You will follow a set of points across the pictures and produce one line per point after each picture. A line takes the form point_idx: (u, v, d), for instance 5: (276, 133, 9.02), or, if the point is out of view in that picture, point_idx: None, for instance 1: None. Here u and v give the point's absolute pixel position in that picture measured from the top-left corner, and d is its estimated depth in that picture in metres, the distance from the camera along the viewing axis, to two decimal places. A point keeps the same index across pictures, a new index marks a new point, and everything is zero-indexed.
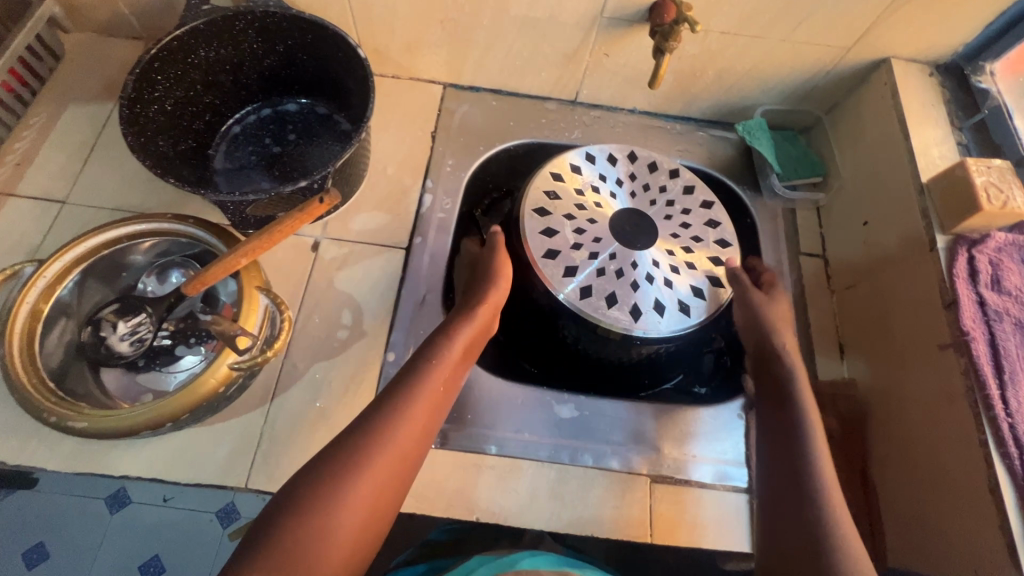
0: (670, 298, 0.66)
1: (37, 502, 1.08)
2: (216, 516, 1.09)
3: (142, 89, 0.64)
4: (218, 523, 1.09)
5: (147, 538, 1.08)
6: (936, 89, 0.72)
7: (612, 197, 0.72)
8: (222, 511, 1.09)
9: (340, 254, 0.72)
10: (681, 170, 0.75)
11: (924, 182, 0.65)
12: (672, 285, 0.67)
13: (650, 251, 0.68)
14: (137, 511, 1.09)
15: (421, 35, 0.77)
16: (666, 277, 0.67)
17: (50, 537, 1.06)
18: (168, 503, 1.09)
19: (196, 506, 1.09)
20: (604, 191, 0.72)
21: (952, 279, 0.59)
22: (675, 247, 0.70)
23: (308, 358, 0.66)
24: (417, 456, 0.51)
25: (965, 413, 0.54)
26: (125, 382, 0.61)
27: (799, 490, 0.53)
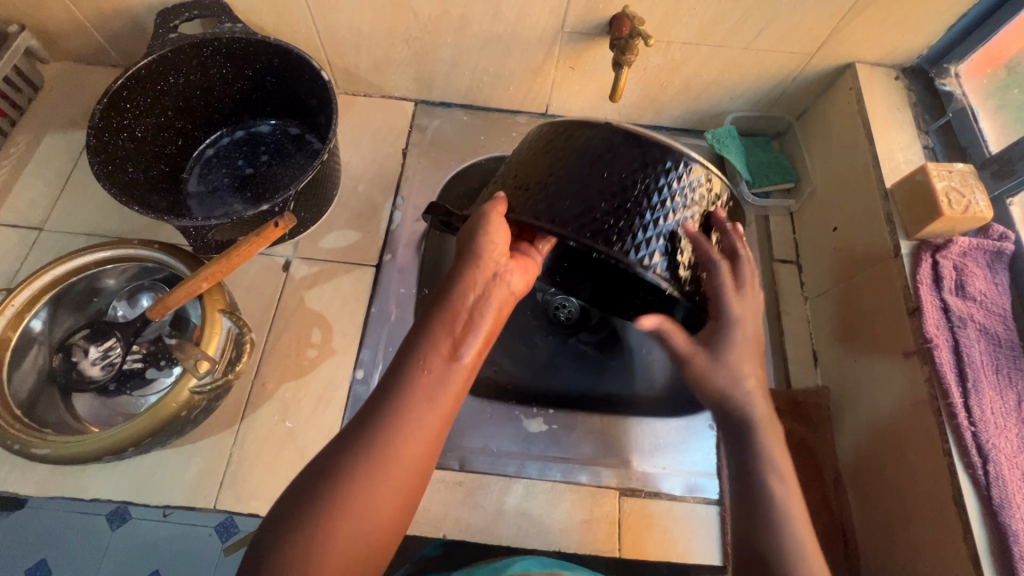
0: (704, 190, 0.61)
1: (34, 522, 1.07)
2: (215, 530, 1.08)
3: (110, 118, 0.65)
4: (217, 537, 1.08)
5: (145, 554, 1.07)
6: (902, 92, 0.71)
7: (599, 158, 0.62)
8: (221, 526, 1.09)
9: (310, 273, 0.73)
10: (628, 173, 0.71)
11: (888, 187, 0.64)
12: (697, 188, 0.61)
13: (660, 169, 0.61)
14: (136, 526, 1.09)
15: (387, 54, 0.78)
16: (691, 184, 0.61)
17: (50, 553, 1.07)
18: (168, 517, 1.09)
19: (196, 520, 1.08)
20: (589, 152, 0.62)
21: (916, 286, 0.58)
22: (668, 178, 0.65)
23: (277, 378, 0.67)
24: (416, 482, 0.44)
25: (930, 423, 0.54)
26: (96, 406, 0.61)
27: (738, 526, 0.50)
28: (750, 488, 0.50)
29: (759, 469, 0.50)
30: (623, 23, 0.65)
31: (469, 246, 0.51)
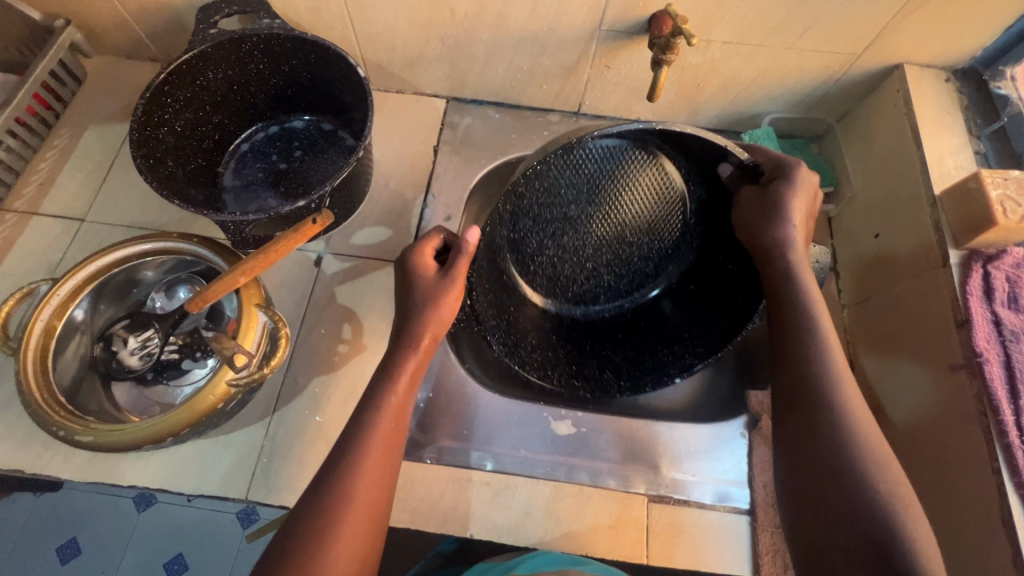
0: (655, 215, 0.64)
1: (65, 502, 1.11)
2: (236, 516, 1.10)
3: (152, 112, 0.66)
4: (238, 523, 1.10)
5: (169, 537, 1.10)
6: (952, 95, 0.69)
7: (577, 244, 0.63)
8: (242, 512, 1.11)
9: (341, 269, 0.74)
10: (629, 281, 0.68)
11: (937, 194, 0.62)
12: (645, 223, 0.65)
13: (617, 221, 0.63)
14: (162, 509, 1.12)
15: (422, 51, 0.78)
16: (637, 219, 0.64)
17: (80, 533, 1.10)
18: (191, 503, 1.10)
19: (218, 505, 1.10)
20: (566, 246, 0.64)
21: (965, 298, 0.56)
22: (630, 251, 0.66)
23: (308, 372, 0.67)
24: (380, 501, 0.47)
25: (977, 439, 0.52)
26: (133, 395, 0.63)
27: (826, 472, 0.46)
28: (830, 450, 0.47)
29: (825, 410, 0.48)
30: (665, 23, 0.66)
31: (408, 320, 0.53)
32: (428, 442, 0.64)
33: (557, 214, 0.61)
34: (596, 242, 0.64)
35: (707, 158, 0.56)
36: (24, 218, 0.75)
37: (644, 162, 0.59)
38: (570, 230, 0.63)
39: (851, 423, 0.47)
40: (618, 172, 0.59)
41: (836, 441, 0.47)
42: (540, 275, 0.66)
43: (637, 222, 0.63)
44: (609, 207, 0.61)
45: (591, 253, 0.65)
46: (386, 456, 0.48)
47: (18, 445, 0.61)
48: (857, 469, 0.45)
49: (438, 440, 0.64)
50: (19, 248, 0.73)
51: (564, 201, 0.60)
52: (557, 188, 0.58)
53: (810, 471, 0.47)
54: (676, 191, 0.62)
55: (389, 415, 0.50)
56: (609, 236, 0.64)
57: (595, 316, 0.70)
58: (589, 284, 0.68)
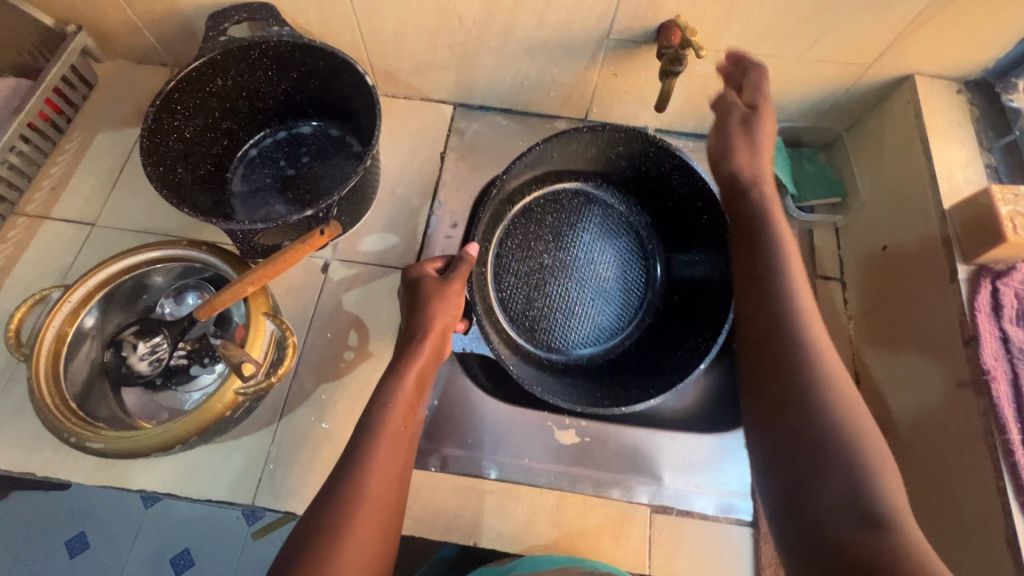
0: (618, 264, 0.74)
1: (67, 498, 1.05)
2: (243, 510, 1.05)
3: (162, 119, 0.67)
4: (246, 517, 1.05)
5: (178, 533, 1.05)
6: (964, 107, 0.68)
7: (562, 287, 0.73)
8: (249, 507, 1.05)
9: (348, 275, 0.74)
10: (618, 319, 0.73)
11: (946, 208, 0.61)
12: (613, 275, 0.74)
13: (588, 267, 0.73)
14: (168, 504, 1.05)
15: (430, 57, 0.78)
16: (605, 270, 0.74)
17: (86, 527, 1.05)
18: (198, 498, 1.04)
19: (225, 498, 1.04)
20: (550, 291, 0.73)
21: (974, 314, 0.56)
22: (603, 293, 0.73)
23: (314, 379, 0.68)
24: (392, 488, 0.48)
25: (984, 458, 0.52)
26: (144, 401, 0.65)
27: (801, 445, 0.44)
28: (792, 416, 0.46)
29: (787, 333, 0.50)
30: (673, 33, 0.65)
31: (420, 320, 0.56)
32: (433, 450, 0.65)
33: (531, 263, 0.73)
34: (581, 282, 0.73)
35: (648, 179, 0.72)
36: (36, 222, 0.76)
37: (585, 204, 0.75)
38: (556, 275, 0.73)
39: (816, 344, 0.49)
40: (581, 214, 0.75)
41: (798, 360, 0.48)
42: (539, 326, 0.72)
43: (611, 258, 0.74)
44: (582, 247, 0.74)
45: (580, 296, 0.73)
46: (395, 448, 0.50)
47: (30, 449, 0.62)
48: (811, 386, 0.46)
49: (442, 448, 0.65)
50: (31, 253, 0.74)
51: (544, 245, 0.73)
52: (534, 235, 0.74)
53: (777, 390, 0.48)
54: (633, 227, 0.76)
55: (400, 409, 0.52)
56: (591, 276, 0.73)
57: (602, 354, 0.72)
58: (589, 329, 0.73)
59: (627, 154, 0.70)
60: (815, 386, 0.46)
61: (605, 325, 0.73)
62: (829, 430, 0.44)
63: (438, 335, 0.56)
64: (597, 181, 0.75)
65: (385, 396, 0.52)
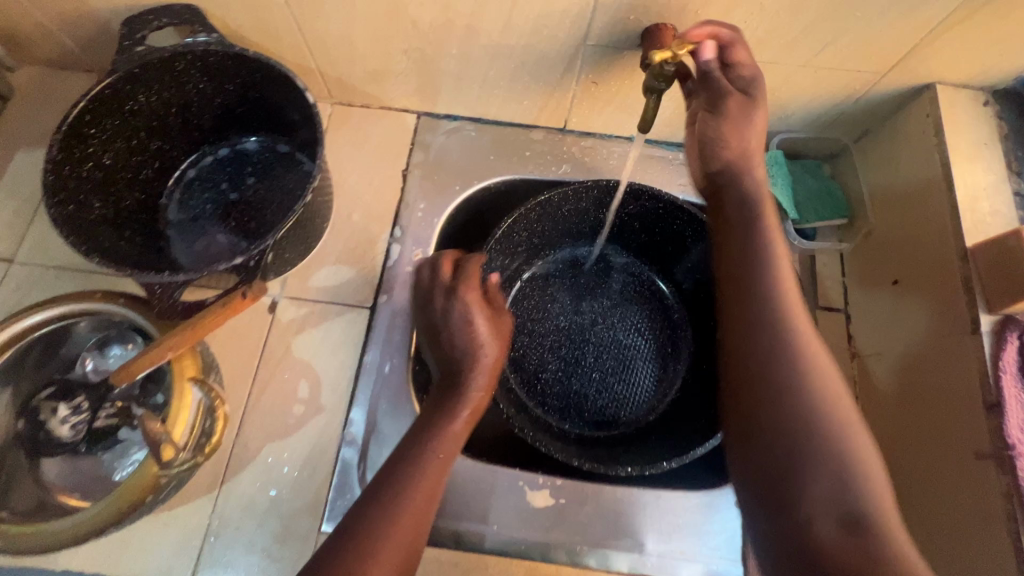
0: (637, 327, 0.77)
1: None
2: None
3: (72, 147, 0.58)
4: None
5: None
6: (991, 123, 0.59)
7: (580, 351, 0.75)
8: None
9: (298, 316, 0.67)
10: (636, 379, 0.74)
11: (968, 247, 0.54)
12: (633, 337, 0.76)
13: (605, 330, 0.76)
14: None
15: (385, 64, 0.69)
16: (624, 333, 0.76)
17: None
18: None
19: None
20: (568, 355, 0.75)
21: (997, 374, 0.49)
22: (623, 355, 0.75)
23: (260, 439, 0.61)
24: (421, 529, 0.48)
25: (1004, 543, 0.46)
26: (67, 471, 0.57)
27: (782, 446, 0.44)
28: (798, 423, 0.44)
29: (771, 337, 0.48)
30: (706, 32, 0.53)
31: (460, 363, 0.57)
32: None
33: (551, 328, 0.76)
34: (596, 349, 0.75)
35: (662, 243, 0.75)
36: None
37: (601, 272, 0.79)
38: (569, 341, 0.75)
39: (796, 347, 0.47)
40: (596, 282, 0.78)
41: (759, 370, 0.47)
42: (551, 392, 0.74)
43: (628, 326, 0.76)
44: (599, 314, 0.77)
45: (600, 360, 0.75)
46: (426, 496, 0.49)
47: None
48: (787, 400, 0.45)
49: None
50: None
51: (560, 312, 0.77)
52: (546, 302, 0.77)
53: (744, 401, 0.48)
54: (650, 294, 0.78)
55: (438, 460, 0.52)
56: (607, 345, 0.75)
57: (624, 416, 0.73)
58: (603, 397, 0.74)
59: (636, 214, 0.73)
60: (807, 386, 0.46)
61: (620, 391, 0.74)
62: (785, 427, 0.45)
63: (483, 370, 0.57)
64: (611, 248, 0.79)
65: (435, 445, 0.52)
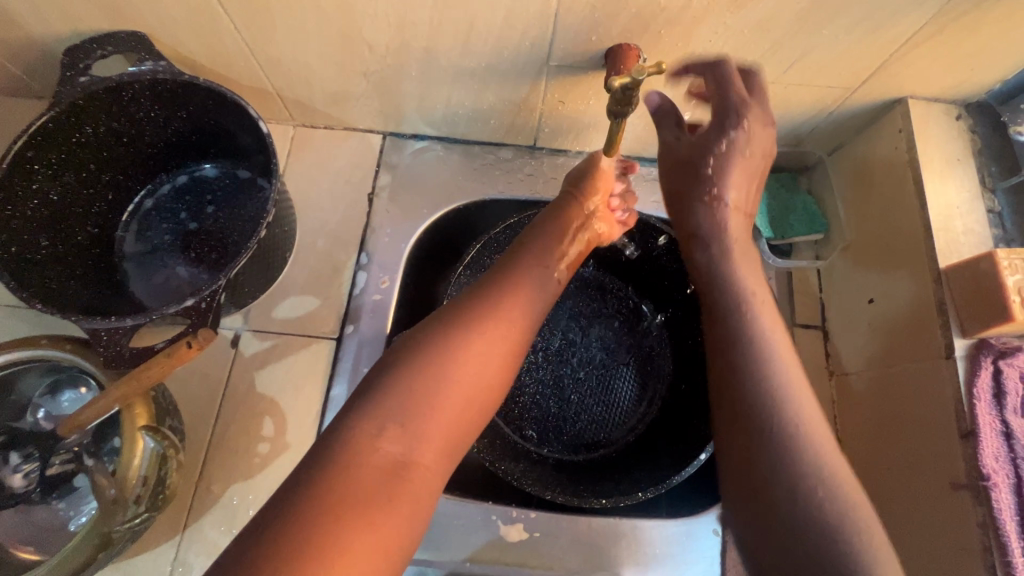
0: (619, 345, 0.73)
1: None
2: None
3: (15, 184, 0.56)
4: None
5: None
6: (964, 137, 0.58)
7: (558, 372, 0.72)
8: None
9: (262, 349, 0.65)
10: (615, 401, 0.72)
11: (942, 267, 0.53)
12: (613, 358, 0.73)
13: (586, 349, 0.73)
14: None
15: (345, 87, 0.66)
16: (604, 352, 0.73)
17: None
18: None
19: None
20: (546, 376, 0.72)
21: (972, 401, 0.48)
22: (603, 376, 0.72)
23: (223, 481, 0.59)
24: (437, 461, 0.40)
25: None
26: (18, 524, 0.54)
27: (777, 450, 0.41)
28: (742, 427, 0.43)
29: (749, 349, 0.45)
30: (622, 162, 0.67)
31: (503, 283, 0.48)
32: None
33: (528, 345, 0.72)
34: (575, 369, 0.72)
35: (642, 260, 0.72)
36: None
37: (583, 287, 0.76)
38: (546, 360, 0.72)
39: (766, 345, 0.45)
40: (576, 297, 0.75)
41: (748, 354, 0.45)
42: (526, 415, 0.71)
43: (609, 345, 0.73)
44: (578, 331, 0.73)
45: (577, 382, 0.72)
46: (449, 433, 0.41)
47: None
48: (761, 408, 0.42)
49: None
50: None
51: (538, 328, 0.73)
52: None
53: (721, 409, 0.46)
54: (631, 310, 0.75)
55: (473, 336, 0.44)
56: (586, 366, 0.72)
57: (599, 441, 0.70)
58: (581, 420, 0.71)
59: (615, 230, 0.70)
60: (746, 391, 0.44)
61: (598, 413, 0.71)
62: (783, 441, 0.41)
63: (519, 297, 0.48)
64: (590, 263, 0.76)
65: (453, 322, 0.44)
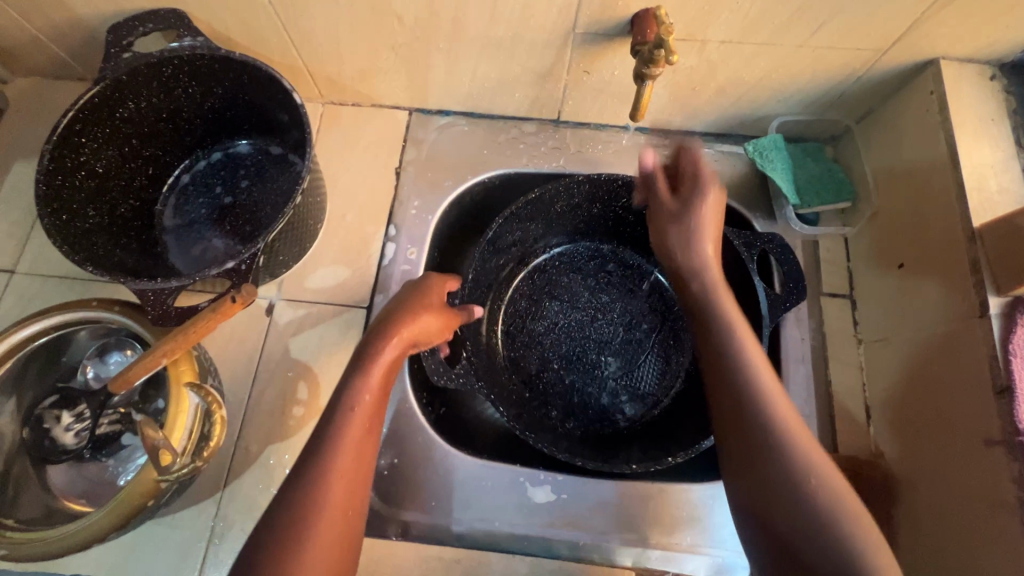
0: (644, 320, 0.73)
1: None
2: None
3: (64, 157, 0.58)
4: None
5: None
6: (998, 97, 0.57)
7: (580, 348, 0.72)
8: None
9: (295, 317, 0.67)
10: (640, 375, 0.72)
11: (976, 226, 0.52)
12: (638, 333, 0.73)
13: (611, 325, 0.73)
14: None
15: (373, 61, 0.68)
16: (628, 327, 0.73)
17: None
18: None
19: None
20: (568, 352, 0.72)
21: (1008, 358, 0.47)
22: (626, 351, 0.72)
23: (260, 441, 0.61)
24: None
25: (1016, 531, 0.45)
26: (71, 476, 0.57)
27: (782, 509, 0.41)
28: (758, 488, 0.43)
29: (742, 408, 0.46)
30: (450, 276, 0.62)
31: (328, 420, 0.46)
32: (394, 518, 0.59)
33: (549, 323, 0.74)
34: (597, 345, 0.72)
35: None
36: None
37: (604, 265, 0.76)
38: (567, 337, 0.73)
39: (762, 393, 0.46)
40: (598, 275, 0.76)
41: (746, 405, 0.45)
42: (549, 389, 0.71)
43: (631, 322, 0.73)
44: (600, 307, 0.74)
45: (600, 357, 0.72)
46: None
47: None
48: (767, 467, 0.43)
49: (404, 515, 0.59)
50: None
51: (560, 306, 0.74)
52: (541, 296, 0.75)
53: (738, 473, 0.45)
54: (653, 287, 0.75)
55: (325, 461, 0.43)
56: (608, 340, 0.72)
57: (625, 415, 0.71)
58: (606, 394, 0.71)
59: (635, 206, 0.70)
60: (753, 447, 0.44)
61: (622, 388, 0.71)
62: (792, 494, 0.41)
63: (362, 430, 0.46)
64: (610, 241, 0.76)
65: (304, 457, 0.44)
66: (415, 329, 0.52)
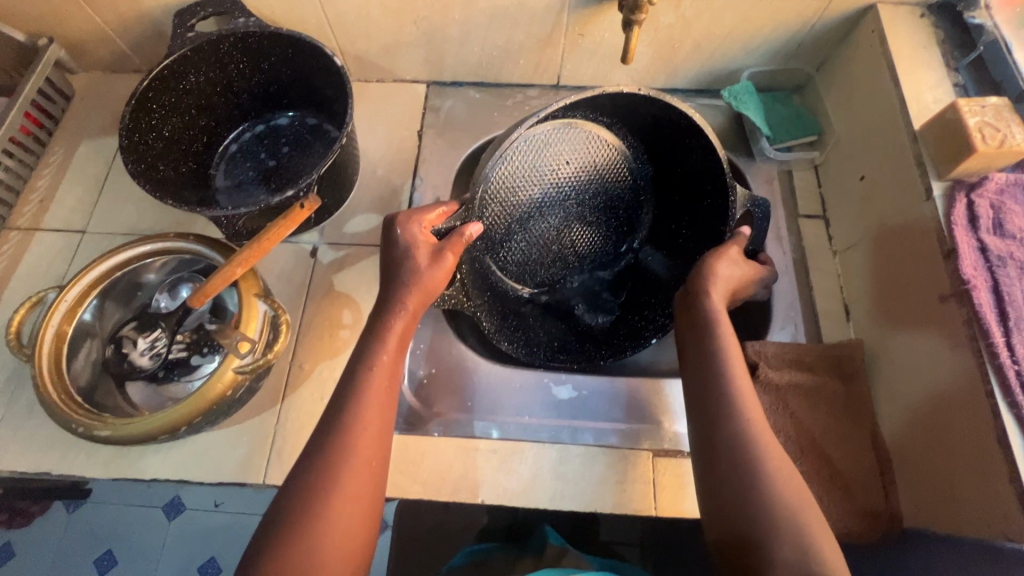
0: (604, 194, 0.75)
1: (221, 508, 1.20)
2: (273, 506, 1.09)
3: (139, 119, 0.68)
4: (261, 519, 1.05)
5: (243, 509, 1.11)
6: (928, 31, 0.68)
7: (544, 221, 0.73)
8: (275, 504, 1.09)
9: (337, 257, 0.75)
10: (595, 248, 0.77)
11: (918, 129, 0.62)
12: (597, 208, 0.75)
13: (579, 202, 0.74)
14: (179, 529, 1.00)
15: (397, 36, 0.79)
16: (590, 202, 0.75)
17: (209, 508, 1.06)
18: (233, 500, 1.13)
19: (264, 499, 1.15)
20: (533, 224, 0.73)
21: (951, 228, 0.56)
22: (586, 227, 0.75)
23: (312, 359, 0.69)
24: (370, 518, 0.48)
25: (971, 364, 0.53)
26: (148, 393, 0.66)
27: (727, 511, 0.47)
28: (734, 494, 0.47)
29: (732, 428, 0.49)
30: (445, 212, 0.61)
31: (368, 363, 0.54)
32: (435, 417, 0.67)
33: (523, 199, 0.71)
34: (569, 227, 0.75)
35: (664, 140, 0.70)
36: (26, 235, 0.77)
37: (586, 141, 0.72)
38: (545, 217, 0.73)
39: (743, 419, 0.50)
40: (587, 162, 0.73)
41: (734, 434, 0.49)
42: (501, 258, 0.73)
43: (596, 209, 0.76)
44: (574, 190, 0.73)
45: (563, 229, 0.75)
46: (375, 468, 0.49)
47: (42, 449, 0.64)
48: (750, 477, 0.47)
49: (443, 415, 0.67)
50: (27, 262, 0.76)
51: (543, 178, 0.71)
52: (533, 165, 0.70)
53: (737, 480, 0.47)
54: (624, 172, 0.75)
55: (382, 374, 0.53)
56: (576, 227, 0.75)
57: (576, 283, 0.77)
58: (561, 265, 0.76)
59: (659, 113, 0.65)
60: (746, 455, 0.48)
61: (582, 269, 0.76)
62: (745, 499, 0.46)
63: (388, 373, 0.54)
64: (611, 119, 0.70)
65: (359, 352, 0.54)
66: (423, 293, 0.56)
